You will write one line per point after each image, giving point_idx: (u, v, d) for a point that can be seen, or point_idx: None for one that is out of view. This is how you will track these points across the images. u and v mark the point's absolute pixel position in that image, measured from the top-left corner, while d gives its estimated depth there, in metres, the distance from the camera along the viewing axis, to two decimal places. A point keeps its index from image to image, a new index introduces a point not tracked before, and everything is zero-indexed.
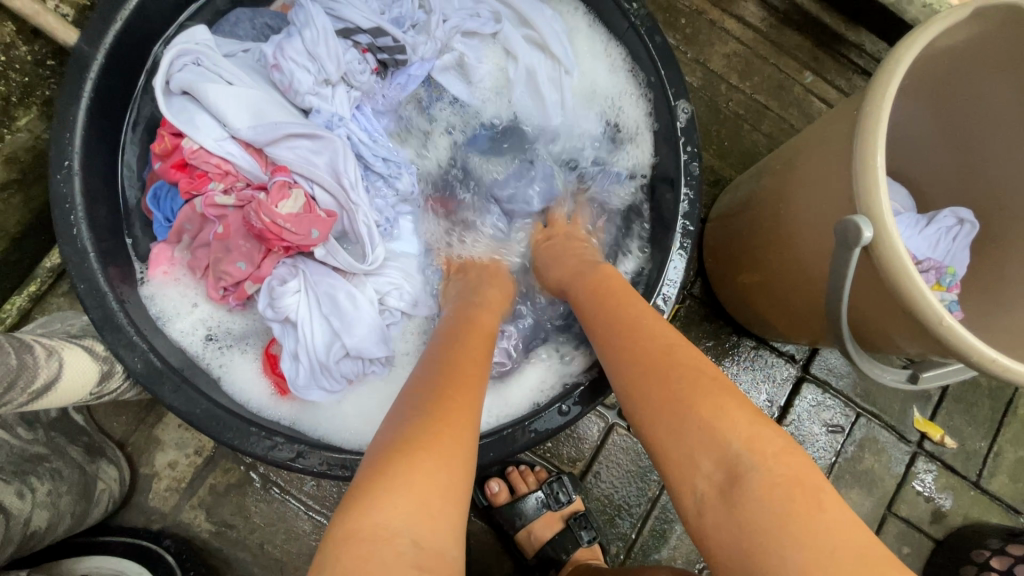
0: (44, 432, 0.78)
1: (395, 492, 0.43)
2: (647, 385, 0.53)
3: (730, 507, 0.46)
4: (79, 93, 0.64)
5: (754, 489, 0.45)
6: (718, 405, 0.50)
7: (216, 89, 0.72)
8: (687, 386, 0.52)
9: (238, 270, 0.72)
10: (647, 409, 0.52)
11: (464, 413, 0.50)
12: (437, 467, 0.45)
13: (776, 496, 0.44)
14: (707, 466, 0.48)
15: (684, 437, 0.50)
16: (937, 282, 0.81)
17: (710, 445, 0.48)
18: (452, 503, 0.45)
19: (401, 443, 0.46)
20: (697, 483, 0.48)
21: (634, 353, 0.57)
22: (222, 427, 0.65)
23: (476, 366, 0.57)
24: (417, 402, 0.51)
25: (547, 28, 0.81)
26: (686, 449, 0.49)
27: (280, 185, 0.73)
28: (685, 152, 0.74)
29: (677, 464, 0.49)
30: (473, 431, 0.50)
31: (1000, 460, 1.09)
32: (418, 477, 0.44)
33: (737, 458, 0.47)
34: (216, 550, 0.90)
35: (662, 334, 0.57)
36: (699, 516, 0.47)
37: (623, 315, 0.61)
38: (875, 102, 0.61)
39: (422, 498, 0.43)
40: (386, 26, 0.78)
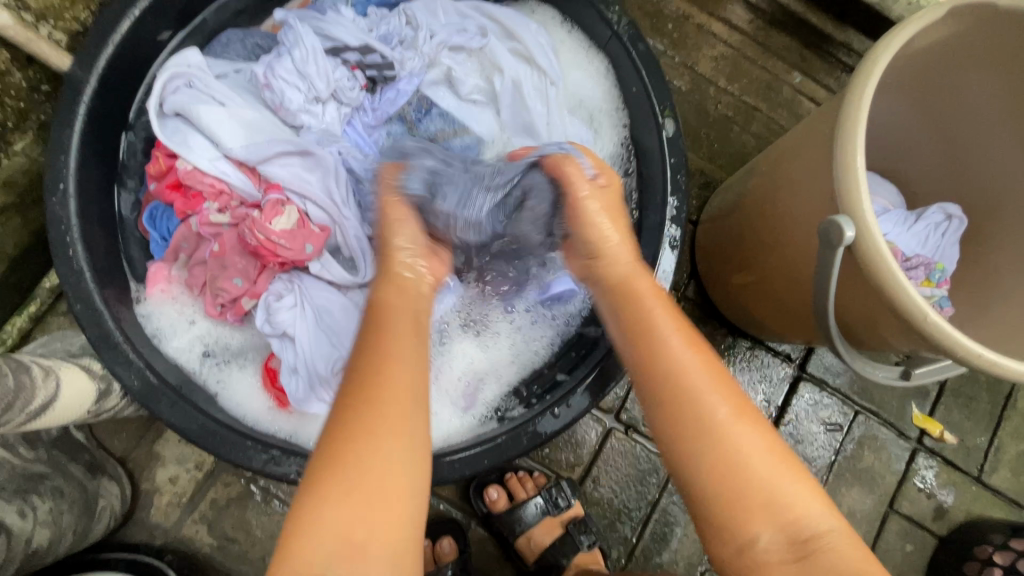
0: (46, 451, 0.79)
1: (319, 528, 0.44)
2: (697, 426, 0.52)
3: (802, 566, 0.47)
4: (73, 117, 0.66)
5: (827, 551, 0.47)
6: (773, 463, 0.51)
7: (209, 110, 0.73)
8: (726, 423, 0.52)
9: (235, 286, 0.73)
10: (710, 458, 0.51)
11: (381, 420, 0.48)
12: (356, 501, 0.45)
13: (846, 556, 0.47)
14: (775, 523, 0.49)
15: (749, 494, 0.50)
16: (927, 278, 0.80)
17: (777, 510, 0.49)
18: (381, 517, 0.45)
19: (321, 467, 0.46)
20: (758, 543, 0.49)
21: (684, 391, 0.54)
22: (217, 441, 0.66)
23: (389, 356, 0.52)
24: (332, 421, 0.49)
25: (532, 42, 0.83)
26: (755, 503, 0.49)
27: (274, 203, 0.74)
28: (671, 159, 0.75)
29: (744, 517, 0.49)
30: (401, 445, 0.47)
31: (1001, 454, 1.08)
32: (340, 503, 0.44)
33: (802, 522, 0.48)
34: (218, 564, 0.90)
35: (707, 370, 0.55)
36: (757, 562, 0.49)
37: (660, 338, 0.58)
38: (854, 101, 0.61)
39: (343, 529, 0.44)
40: (374, 43, 0.80)
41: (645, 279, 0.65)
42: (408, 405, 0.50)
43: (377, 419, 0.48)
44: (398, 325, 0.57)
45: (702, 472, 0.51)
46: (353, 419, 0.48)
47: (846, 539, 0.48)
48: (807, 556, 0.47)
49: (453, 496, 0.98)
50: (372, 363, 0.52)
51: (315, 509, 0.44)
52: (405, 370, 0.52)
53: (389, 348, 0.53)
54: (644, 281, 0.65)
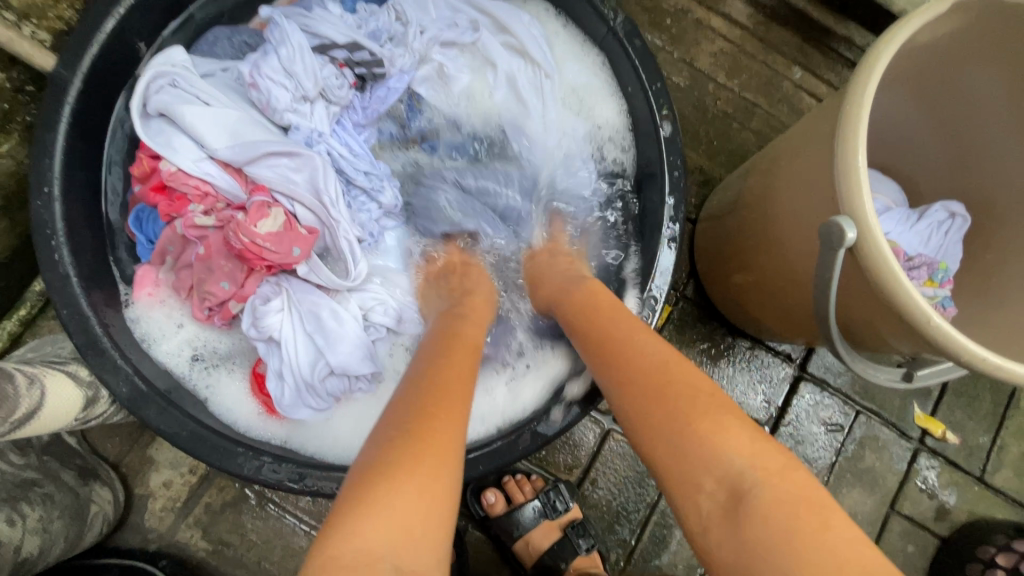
0: (37, 456, 0.78)
1: (382, 511, 0.43)
2: (649, 398, 0.53)
3: (735, 525, 0.46)
4: (57, 118, 0.64)
5: (758, 505, 0.45)
6: (716, 423, 0.50)
7: (192, 110, 0.72)
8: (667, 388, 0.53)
9: (222, 290, 0.72)
10: (645, 425, 0.52)
11: (444, 420, 0.50)
12: (415, 485, 0.44)
13: (780, 511, 0.44)
14: (710, 483, 0.48)
15: (686, 456, 0.49)
16: (930, 278, 0.78)
17: (708, 464, 0.48)
18: (435, 517, 0.44)
19: (393, 457, 0.46)
20: (700, 503, 0.48)
21: (632, 372, 0.56)
22: (206, 448, 0.65)
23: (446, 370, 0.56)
24: (407, 419, 0.50)
25: (525, 35, 0.81)
26: (692, 462, 0.49)
27: (259, 205, 0.73)
28: (669, 159, 0.73)
29: (676, 481, 0.49)
30: (456, 441, 0.49)
31: (1004, 454, 1.07)
32: (402, 492, 0.44)
33: (733, 474, 0.47)
34: (213, 568, 0.89)
35: (654, 351, 0.57)
36: (704, 529, 0.48)
37: (613, 335, 0.61)
38: (857, 99, 0.60)
39: (404, 517, 0.43)
40: (362, 40, 0.78)
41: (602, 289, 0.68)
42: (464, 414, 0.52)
43: (446, 426, 0.49)
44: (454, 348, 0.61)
45: (640, 439, 0.52)
46: (434, 420, 0.49)
47: (777, 488, 0.46)
48: (740, 509, 0.46)
49: None
50: (445, 381, 0.54)
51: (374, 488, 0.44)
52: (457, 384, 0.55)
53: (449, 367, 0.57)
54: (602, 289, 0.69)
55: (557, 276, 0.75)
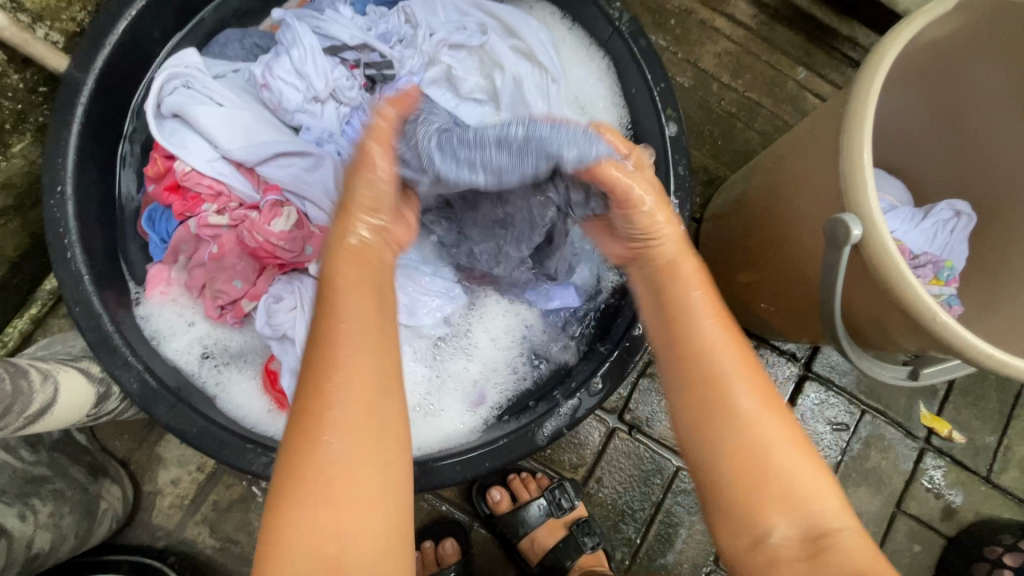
0: (47, 453, 0.79)
1: (289, 544, 0.43)
2: (729, 423, 0.51)
3: (812, 562, 0.46)
4: (70, 119, 0.65)
5: (841, 549, 0.46)
6: (803, 467, 0.49)
7: (206, 111, 0.73)
8: (750, 414, 0.51)
9: (234, 288, 0.73)
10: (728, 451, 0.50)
11: (341, 425, 0.45)
12: (325, 509, 0.43)
13: (858, 557, 0.46)
14: (787, 518, 0.48)
15: (767, 492, 0.49)
16: (936, 276, 0.78)
17: (797, 501, 0.48)
18: (354, 526, 0.43)
19: (285, 481, 0.45)
20: (775, 535, 0.48)
21: (716, 389, 0.52)
22: (217, 443, 0.65)
23: (342, 346, 0.48)
24: (291, 425, 0.46)
25: (533, 38, 0.82)
26: (771, 499, 0.49)
27: (272, 205, 0.74)
28: (675, 158, 0.74)
29: (757, 509, 0.49)
30: (361, 445, 0.45)
31: (1011, 453, 1.07)
32: (310, 515, 0.43)
33: (816, 515, 0.48)
34: (220, 565, 0.90)
35: (740, 365, 0.53)
36: (772, 558, 0.48)
37: (704, 333, 0.55)
38: (863, 96, 0.60)
39: (317, 542, 0.43)
40: (372, 42, 0.80)
41: (693, 268, 0.61)
42: (372, 401, 0.47)
43: (337, 422, 0.45)
44: (353, 300, 0.51)
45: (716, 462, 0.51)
46: (307, 425, 0.45)
47: (858, 537, 0.47)
48: (817, 555, 0.47)
49: (454, 497, 0.98)
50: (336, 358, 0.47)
51: (284, 516, 0.43)
52: (361, 363, 0.47)
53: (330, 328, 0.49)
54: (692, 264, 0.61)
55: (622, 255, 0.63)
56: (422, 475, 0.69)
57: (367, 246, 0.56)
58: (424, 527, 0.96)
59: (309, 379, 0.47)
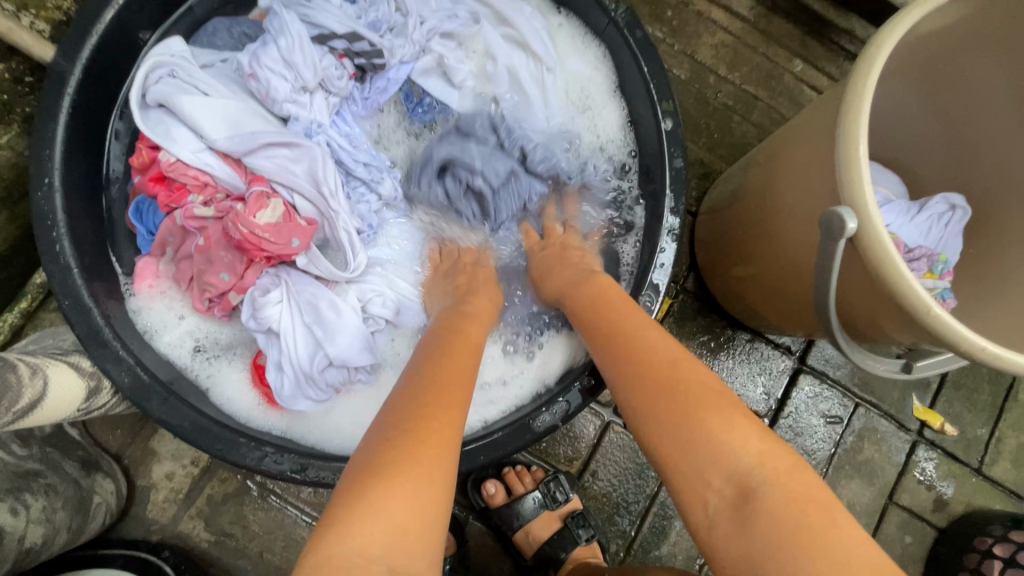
0: (39, 448, 0.79)
1: (380, 515, 0.43)
2: (654, 392, 0.54)
3: (744, 518, 0.46)
4: (57, 108, 0.64)
5: (766, 500, 0.46)
6: (736, 426, 0.50)
7: (191, 100, 0.71)
8: (671, 388, 0.53)
9: (222, 281, 0.72)
10: (653, 416, 0.53)
11: (441, 423, 0.50)
12: (409, 488, 0.45)
13: (795, 510, 0.45)
14: (718, 480, 0.48)
15: (683, 454, 0.50)
16: (930, 270, 0.78)
17: (717, 457, 0.49)
18: (431, 511, 0.46)
19: (386, 456, 0.47)
20: (708, 499, 0.48)
21: (638, 368, 0.56)
22: (208, 437, 0.65)
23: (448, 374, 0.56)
24: (394, 417, 0.51)
25: (527, 28, 0.81)
26: (695, 467, 0.49)
27: (258, 196, 0.73)
28: (670, 149, 0.73)
29: (685, 477, 0.50)
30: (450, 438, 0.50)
31: (1002, 446, 1.08)
32: (396, 490, 0.45)
33: (741, 472, 0.48)
34: (216, 559, 0.90)
35: (665, 348, 0.57)
36: (710, 527, 0.48)
37: (631, 329, 0.61)
38: (858, 90, 0.60)
39: (400, 520, 0.44)
40: (363, 30, 0.78)
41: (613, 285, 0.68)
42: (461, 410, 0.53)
43: (437, 423, 0.50)
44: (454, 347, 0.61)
45: (650, 429, 0.53)
46: (423, 420, 0.50)
47: (780, 491, 0.46)
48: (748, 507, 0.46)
49: None
50: (445, 377, 0.55)
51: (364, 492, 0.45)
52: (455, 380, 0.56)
53: (450, 368, 0.57)
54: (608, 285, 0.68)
55: (567, 271, 0.74)
56: None
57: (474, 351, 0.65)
58: None
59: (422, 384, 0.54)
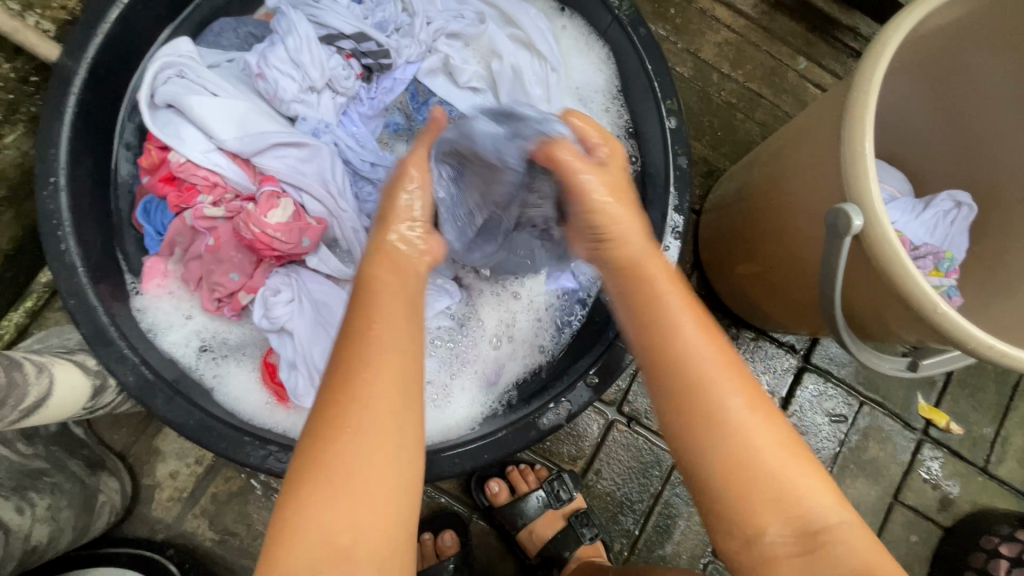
0: (45, 447, 0.79)
1: (301, 534, 0.42)
2: (713, 423, 0.48)
3: (812, 562, 0.45)
4: (62, 108, 0.64)
5: (837, 547, 0.45)
6: (803, 465, 0.48)
7: (200, 101, 0.72)
8: (730, 410, 0.47)
9: (232, 281, 0.73)
10: (723, 451, 0.47)
11: (365, 420, 0.45)
12: (339, 502, 0.43)
13: (861, 557, 0.45)
14: (783, 522, 0.46)
15: (757, 490, 0.46)
16: (936, 267, 0.78)
17: (792, 500, 0.46)
18: (366, 522, 0.43)
19: (301, 467, 0.44)
20: (768, 537, 0.46)
21: (705, 393, 0.48)
22: (215, 436, 0.65)
23: (375, 344, 0.48)
24: (313, 421, 0.46)
25: (532, 27, 0.81)
26: (766, 504, 0.46)
27: (268, 196, 0.73)
28: (675, 147, 0.73)
29: (753, 514, 0.46)
30: (381, 433, 0.45)
31: (1008, 445, 1.07)
32: (310, 506, 0.43)
33: (813, 515, 0.46)
34: (220, 558, 0.90)
35: (726, 359, 0.50)
36: (767, 560, 0.46)
37: (682, 326, 0.51)
38: (864, 85, 0.60)
39: (327, 536, 0.42)
40: (369, 31, 0.79)
41: (658, 260, 0.57)
42: (397, 399, 0.46)
43: (360, 425, 0.45)
44: (389, 305, 0.52)
45: (713, 461, 0.47)
46: (332, 417, 0.45)
47: (859, 535, 0.46)
48: (817, 550, 0.45)
49: (454, 490, 0.98)
50: (353, 358, 0.47)
51: (295, 511, 0.43)
52: (391, 359, 0.48)
53: (374, 337, 0.48)
54: (654, 262, 0.57)
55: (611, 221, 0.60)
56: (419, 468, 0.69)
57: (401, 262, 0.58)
58: (422, 519, 0.96)
59: (345, 365, 0.47)
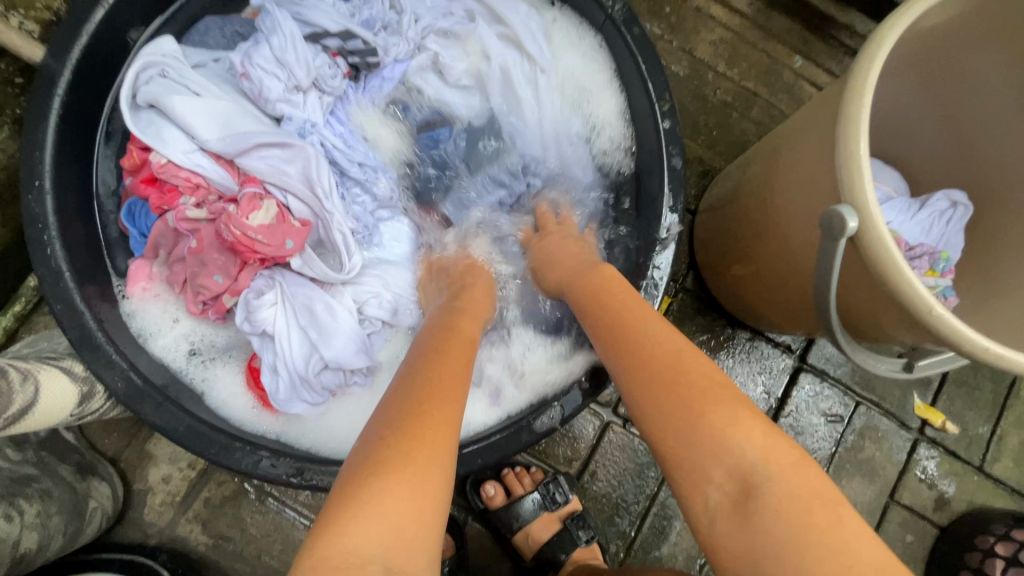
0: (34, 452, 0.79)
1: (370, 513, 0.42)
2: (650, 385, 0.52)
3: (745, 520, 0.44)
4: (46, 110, 0.63)
5: (770, 498, 0.44)
6: (738, 421, 0.48)
7: (182, 100, 0.70)
8: (657, 372, 0.52)
9: (215, 284, 0.71)
10: (655, 406, 0.51)
11: (442, 418, 0.49)
12: (410, 483, 0.44)
13: (796, 511, 0.43)
14: (719, 475, 0.47)
15: (687, 445, 0.48)
16: (931, 268, 0.77)
17: (721, 453, 0.47)
18: (432, 507, 0.44)
19: (383, 453, 0.45)
20: (709, 494, 0.47)
21: (641, 361, 0.54)
22: (201, 442, 0.64)
23: (446, 364, 0.55)
24: (392, 412, 0.49)
25: (521, 26, 0.80)
26: (695, 459, 0.48)
27: (251, 197, 0.72)
28: (668, 148, 0.72)
29: (684, 474, 0.48)
30: (452, 434, 0.49)
31: (1004, 443, 1.07)
32: (380, 505, 0.42)
33: (745, 464, 0.46)
34: (213, 563, 0.89)
35: (656, 334, 0.56)
36: (711, 525, 0.46)
37: (626, 318, 0.58)
38: (859, 85, 0.59)
39: (398, 515, 0.42)
40: (355, 28, 0.77)
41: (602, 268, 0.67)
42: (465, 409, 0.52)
43: (435, 422, 0.48)
44: (457, 340, 0.60)
45: (647, 420, 0.51)
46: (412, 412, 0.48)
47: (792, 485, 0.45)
48: (751, 501, 0.45)
49: (449, 492, 0.97)
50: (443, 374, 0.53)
51: (367, 489, 0.43)
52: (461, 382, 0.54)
53: (448, 363, 0.56)
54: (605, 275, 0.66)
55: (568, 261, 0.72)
56: None
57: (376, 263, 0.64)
58: None
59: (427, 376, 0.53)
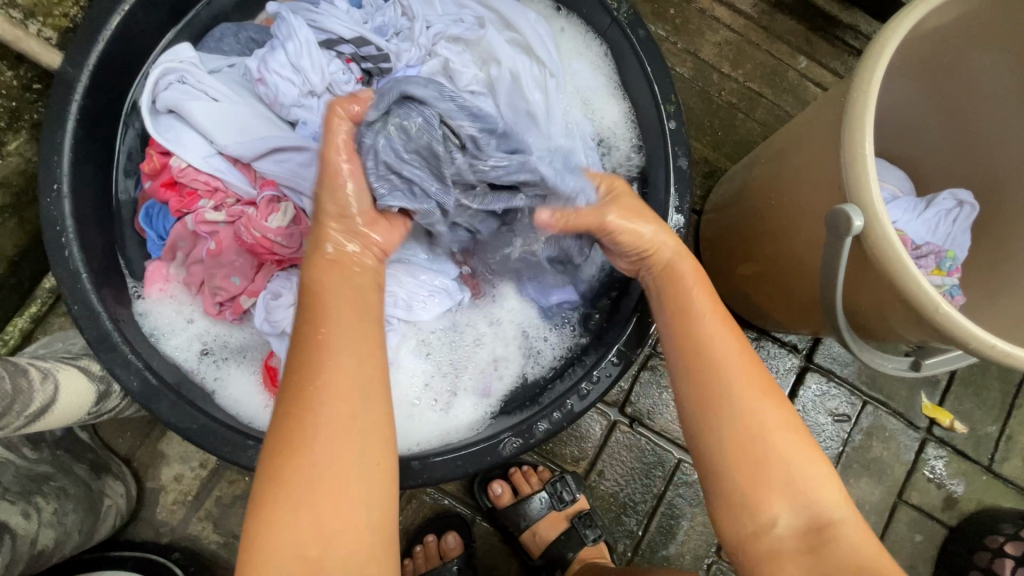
0: (50, 451, 0.80)
1: (273, 549, 0.44)
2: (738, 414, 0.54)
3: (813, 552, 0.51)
4: (65, 115, 0.65)
5: (837, 538, 0.50)
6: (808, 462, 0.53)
7: (200, 106, 0.72)
8: (745, 399, 0.54)
9: (233, 285, 0.73)
10: (741, 436, 0.53)
11: (321, 432, 0.46)
12: (308, 513, 0.45)
13: (856, 547, 0.50)
14: (788, 508, 0.52)
15: (765, 479, 0.52)
16: (937, 266, 0.77)
17: (797, 491, 0.52)
18: (338, 527, 0.45)
19: (267, 487, 0.46)
20: (776, 524, 0.52)
21: (726, 385, 0.55)
22: (218, 440, 0.65)
23: (327, 356, 0.49)
24: (271, 437, 0.47)
25: (530, 31, 0.81)
26: (770, 491, 0.52)
27: (269, 200, 0.74)
28: (674, 150, 0.73)
29: (759, 502, 0.52)
30: (346, 445, 0.47)
31: (1013, 443, 1.07)
32: (287, 536, 0.44)
33: (813, 502, 0.52)
34: (224, 561, 0.90)
35: (745, 358, 0.56)
36: (770, 548, 0.52)
37: (715, 333, 0.57)
38: (863, 84, 0.60)
39: (301, 546, 0.44)
40: (368, 35, 0.79)
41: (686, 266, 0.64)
42: (355, 406, 0.48)
43: (312, 441, 0.46)
44: (337, 305, 0.53)
45: (728, 446, 0.53)
46: (287, 434, 0.47)
47: (859, 534, 0.51)
48: (820, 541, 0.51)
49: (457, 491, 0.98)
50: (322, 377, 0.48)
51: (266, 524, 0.45)
52: (347, 369, 0.49)
53: (321, 351, 0.49)
54: (691, 269, 0.63)
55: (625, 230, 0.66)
56: (421, 471, 0.69)
57: (346, 254, 0.58)
58: (426, 521, 0.96)
59: (302, 385, 0.48)
